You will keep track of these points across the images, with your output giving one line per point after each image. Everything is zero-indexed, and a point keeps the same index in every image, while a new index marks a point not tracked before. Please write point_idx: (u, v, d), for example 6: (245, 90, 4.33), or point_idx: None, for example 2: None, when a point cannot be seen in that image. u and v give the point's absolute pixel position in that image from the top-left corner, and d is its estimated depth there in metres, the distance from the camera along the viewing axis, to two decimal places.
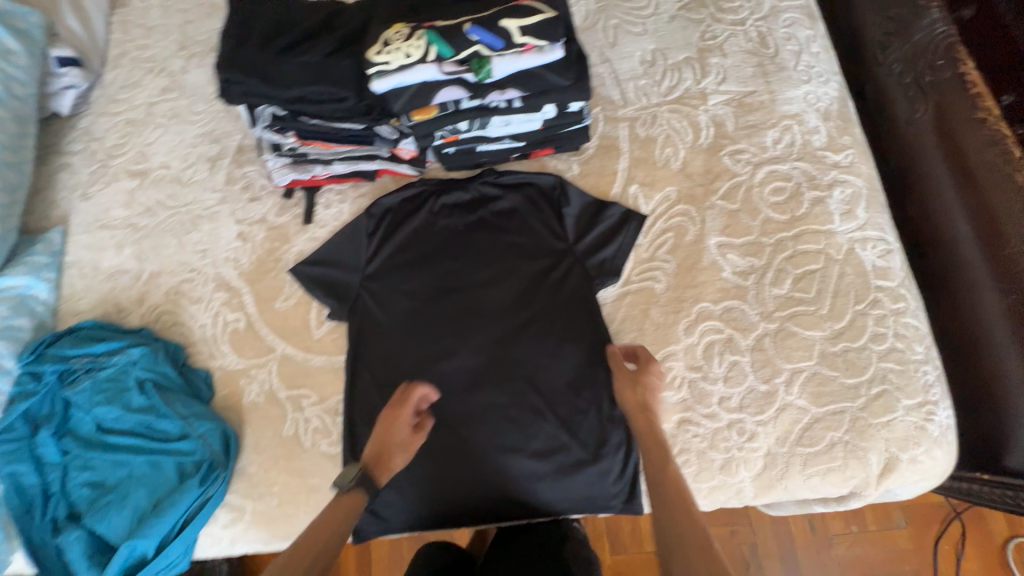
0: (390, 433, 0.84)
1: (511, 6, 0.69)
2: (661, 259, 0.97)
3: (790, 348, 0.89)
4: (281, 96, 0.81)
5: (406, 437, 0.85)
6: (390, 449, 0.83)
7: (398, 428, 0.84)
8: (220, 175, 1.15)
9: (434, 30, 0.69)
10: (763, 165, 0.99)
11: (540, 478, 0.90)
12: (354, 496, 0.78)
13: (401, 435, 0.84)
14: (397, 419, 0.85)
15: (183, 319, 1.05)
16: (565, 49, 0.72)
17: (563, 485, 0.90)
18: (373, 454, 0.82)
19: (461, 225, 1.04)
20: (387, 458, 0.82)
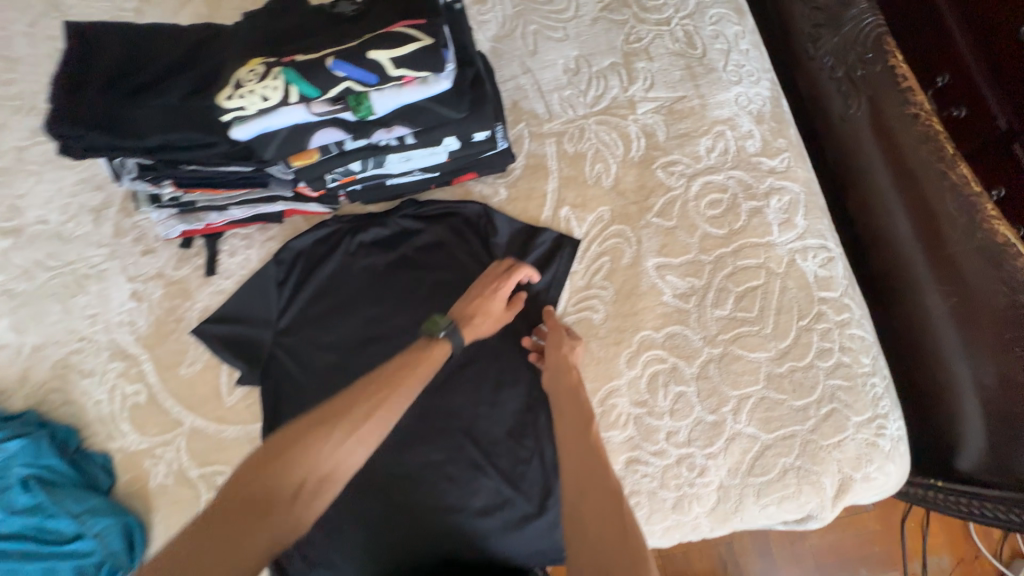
0: (483, 304, 0.83)
1: (381, 32, 0.59)
2: (598, 286, 0.90)
3: (736, 373, 0.84)
4: (138, 147, 0.69)
5: (496, 312, 0.85)
6: (482, 312, 0.83)
7: (499, 297, 0.84)
8: (107, 227, 1.02)
9: (294, 67, 0.59)
10: (697, 176, 0.93)
11: (485, 539, 0.82)
12: (445, 346, 0.78)
13: (494, 308, 0.84)
14: (494, 293, 0.84)
15: (75, 396, 0.93)
16: (455, 77, 0.63)
17: (513, 543, 0.82)
18: (463, 312, 0.82)
19: (382, 264, 0.94)
20: (475, 320, 0.82)
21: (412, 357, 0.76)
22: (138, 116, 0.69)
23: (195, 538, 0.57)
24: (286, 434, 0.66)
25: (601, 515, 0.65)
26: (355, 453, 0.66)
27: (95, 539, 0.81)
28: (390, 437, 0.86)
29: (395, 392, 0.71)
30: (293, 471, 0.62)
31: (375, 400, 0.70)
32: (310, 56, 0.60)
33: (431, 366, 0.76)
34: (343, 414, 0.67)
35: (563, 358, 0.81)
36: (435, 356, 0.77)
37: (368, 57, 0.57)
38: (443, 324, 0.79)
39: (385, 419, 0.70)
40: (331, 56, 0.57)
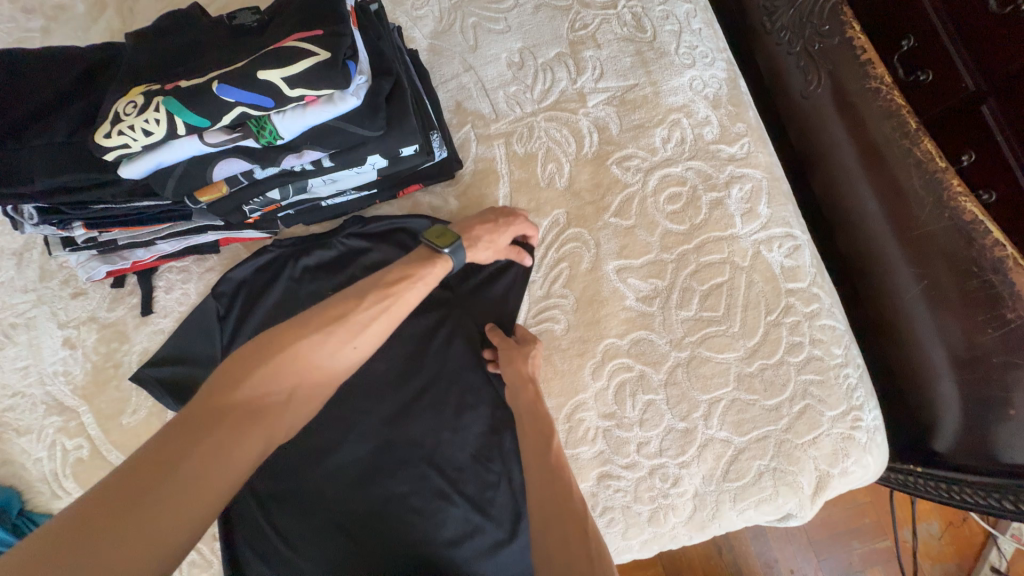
0: (490, 233, 0.79)
1: (272, 49, 0.52)
2: (557, 295, 0.86)
3: (705, 376, 0.80)
4: (29, 192, 0.63)
5: (501, 248, 0.81)
6: (490, 240, 0.79)
7: (502, 234, 0.80)
8: (30, 270, 0.94)
9: (179, 95, 0.52)
10: (654, 170, 0.88)
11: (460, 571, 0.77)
12: (442, 261, 0.73)
13: (499, 242, 0.80)
14: (503, 227, 0.80)
15: (13, 457, 0.87)
16: (368, 92, 0.57)
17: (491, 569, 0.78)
18: (470, 233, 0.77)
19: (329, 288, 0.89)
20: (480, 245, 0.78)
21: (409, 266, 0.70)
22: (24, 159, 0.62)
23: (175, 442, 0.49)
24: (274, 334, 0.59)
25: (566, 547, 0.60)
26: (351, 361, 0.63)
27: None
28: (350, 473, 0.82)
29: (397, 299, 0.66)
30: (286, 375, 0.57)
31: (375, 307, 0.64)
32: (196, 81, 0.53)
33: (430, 280, 0.71)
34: (341, 317, 0.62)
35: (518, 374, 0.78)
36: (437, 271, 0.72)
37: (259, 78, 0.50)
38: (449, 239, 0.74)
39: (383, 327, 0.65)
40: (217, 80, 0.50)
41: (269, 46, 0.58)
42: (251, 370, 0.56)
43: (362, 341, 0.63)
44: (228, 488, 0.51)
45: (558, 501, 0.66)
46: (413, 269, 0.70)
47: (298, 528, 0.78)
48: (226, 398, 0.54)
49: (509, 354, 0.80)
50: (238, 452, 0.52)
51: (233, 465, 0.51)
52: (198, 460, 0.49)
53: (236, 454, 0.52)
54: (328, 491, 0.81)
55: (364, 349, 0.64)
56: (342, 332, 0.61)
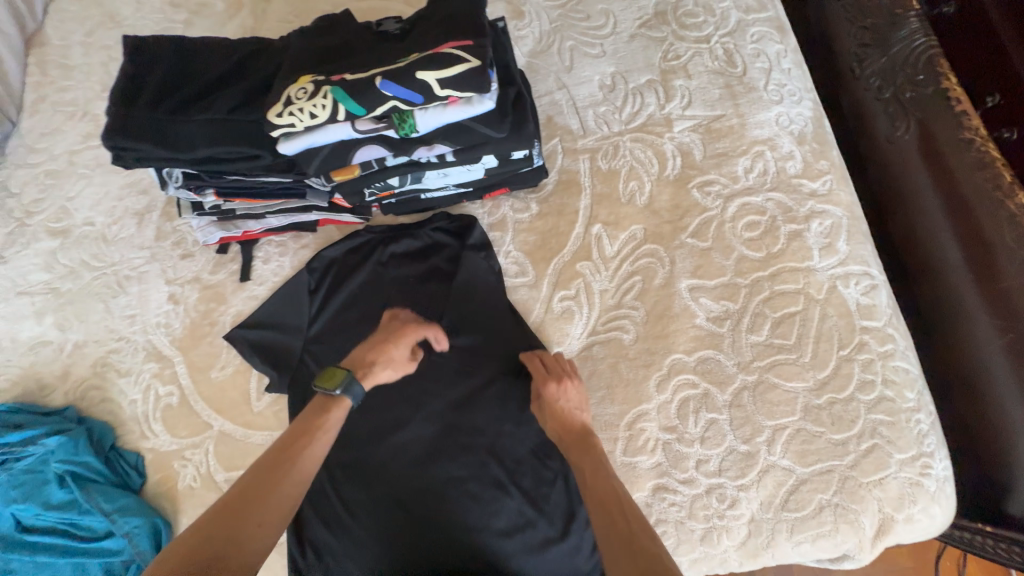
0: (385, 352, 0.83)
1: (427, 54, 0.59)
2: (628, 306, 0.89)
3: (771, 402, 0.81)
4: (185, 158, 0.72)
5: (401, 360, 0.84)
6: (385, 359, 0.82)
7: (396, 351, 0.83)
8: (148, 230, 1.05)
9: (343, 86, 0.59)
10: (734, 197, 0.91)
11: (508, 561, 0.80)
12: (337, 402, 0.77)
13: (396, 355, 0.83)
14: (398, 341, 0.84)
15: (112, 395, 0.95)
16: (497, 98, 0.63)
17: (537, 564, 0.80)
18: (361, 363, 0.81)
19: (412, 275, 0.95)
20: (375, 368, 0.81)
21: (308, 425, 0.74)
22: (187, 129, 0.71)
23: None
24: (177, 545, 0.60)
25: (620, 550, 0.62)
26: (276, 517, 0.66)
27: (125, 539, 0.83)
28: (413, 452, 0.86)
29: (299, 461, 0.70)
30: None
31: (274, 475, 0.68)
32: (358, 75, 0.61)
33: (333, 428, 0.76)
34: (242, 502, 0.65)
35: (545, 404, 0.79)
36: (336, 415, 0.76)
37: (415, 77, 0.57)
38: (339, 378, 0.77)
39: (290, 490, 0.68)
40: (380, 76, 0.58)
41: (416, 50, 0.65)
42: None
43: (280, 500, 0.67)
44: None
45: (612, 500, 0.68)
46: (310, 426, 0.74)
47: (361, 496, 0.84)
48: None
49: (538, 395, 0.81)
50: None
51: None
52: None
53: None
54: (391, 466, 0.85)
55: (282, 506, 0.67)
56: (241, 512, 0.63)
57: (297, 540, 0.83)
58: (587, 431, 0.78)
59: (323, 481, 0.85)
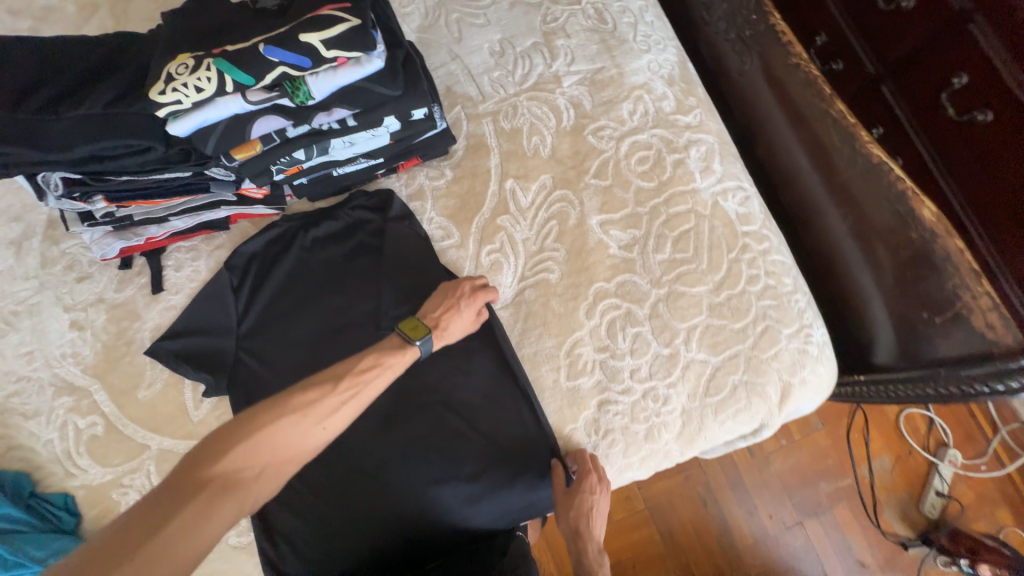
0: (454, 316, 0.85)
1: (309, 20, 0.62)
2: (550, 249, 0.96)
3: (682, 307, 0.93)
4: (64, 159, 0.67)
5: (467, 324, 0.87)
6: (452, 325, 0.85)
7: (463, 314, 0.86)
8: (30, 258, 0.95)
9: (228, 58, 0.60)
10: (625, 138, 1.01)
11: (476, 499, 0.86)
12: (412, 348, 0.81)
13: (464, 319, 0.86)
14: (462, 305, 0.86)
15: (22, 441, 0.87)
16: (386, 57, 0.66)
17: (500, 498, 0.87)
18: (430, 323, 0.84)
19: (339, 255, 0.96)
20: (444, 327, 0.84)
21: (379, 355, 0.79)
22: (60, 129, 0.67)
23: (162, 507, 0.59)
24: (243, 425, 0.67)
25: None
26: (318, 442, 0.72)
27: None
28: (370, 421, 0.89)
29: (358, 388, 0.76)
30: (259, 454, 0.66)
31: (339, 398, 0.74)
32: (241, 45, 0.61)
33: (397, 369, 0.80)
34: (310, 404, 0.71)
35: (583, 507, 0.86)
36: (404, 359, 0.81)
37: (300, 40, 0.59)
38: (420, 333, 0.82)
39: (347, 411, 0.75)
40: (264, 43, 0.59)
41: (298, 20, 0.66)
42: (233, 445, 0.65)
43: (330, 423, 0.73)
44: (208, 541, 0.60)
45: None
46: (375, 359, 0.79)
47: (327, 474, 0.86)
48: (205, 472, 0.63)
49: (577, 500, 0.85)
50: (215, 518, 0.61)
51: (213, 527, 0.61)
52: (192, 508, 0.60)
53: (216, 517, 0.61)
54: (351, 440, 0.88)
55: (331, 430, 0.73)
56: (308, 420, 0.71)
57: (266, 535, 0.83)
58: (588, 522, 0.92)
59: None
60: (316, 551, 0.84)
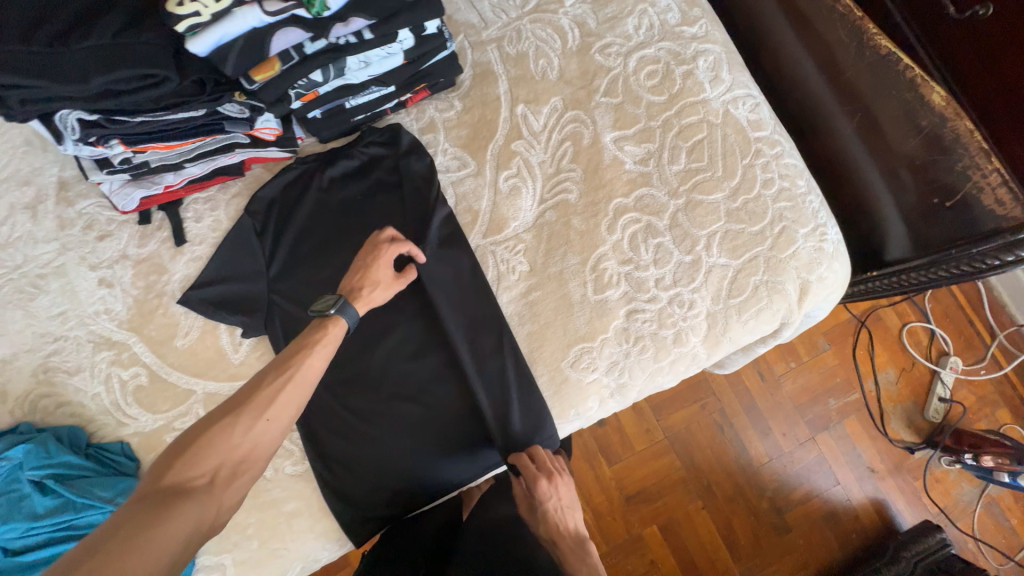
0: (369, 274, 0.84)
1: None
2: (566, 169, 0.98)
3: (701, 215, 0.95)
4: (78, 94, 0.67)
5: (386, 279, 0.85)
6: (369, 282, 0.84)
7: (379, 269, 0.84)
8: (47, 221, 0.95)
9: None
10: (632, 53, 1.00)
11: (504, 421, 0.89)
12: (330, 321, 0.79)
13: (382, 275, 0.85)
14: (376, 262, 0.84)
15: (69, 396, 0.90)
16: None
17: (523, 403, 0.89)
18: (348, 287, 0.82)
19: (357, 193, 0.96)
20: (365, 291, 0.83)
21: (310, 337, 0.77)
22: (69, 61, 0.66)
23: (109, 527, 0.56)
24: (189, 437, 0.66)
25: None
26: (269, 435, 0.69)
27: None
28: (406, 349, 0.91)
29: (298, 372, 0.73)
30: (204, 457, 0.64)
31: (277, 387, 0.71)
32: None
33: (329, 344, 0.77)
34: (249, 400, 0.69)
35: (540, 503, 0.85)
36: (334, 332, 0.78)
37: None
38: (331, 301, 0.79)
39: (292, 397, 0.72)
40: None
41: None
42: (174, 458, 0.63)
43: (274, 414, 0.70)
44: (164, 559, 0.56)
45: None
46: (304, 342, 0.76)
47: (368, 404, 0.89)
48: (152, 486, 0.61)
49: (538, 510, 0.86)
50: (170, 526, 0.58)
51: (167, 536, 0.57)
52: (136, 522, 0.57)
53: (169, 528, 0.58)
54: (390, 369, 0.90)
55: (279, 421, 0.70)
56: (249, 416, 0.68)
57: (321, 460, 0.87)
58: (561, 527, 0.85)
59: (330, 399, 0.89)
60: (365, 477, 0.88)
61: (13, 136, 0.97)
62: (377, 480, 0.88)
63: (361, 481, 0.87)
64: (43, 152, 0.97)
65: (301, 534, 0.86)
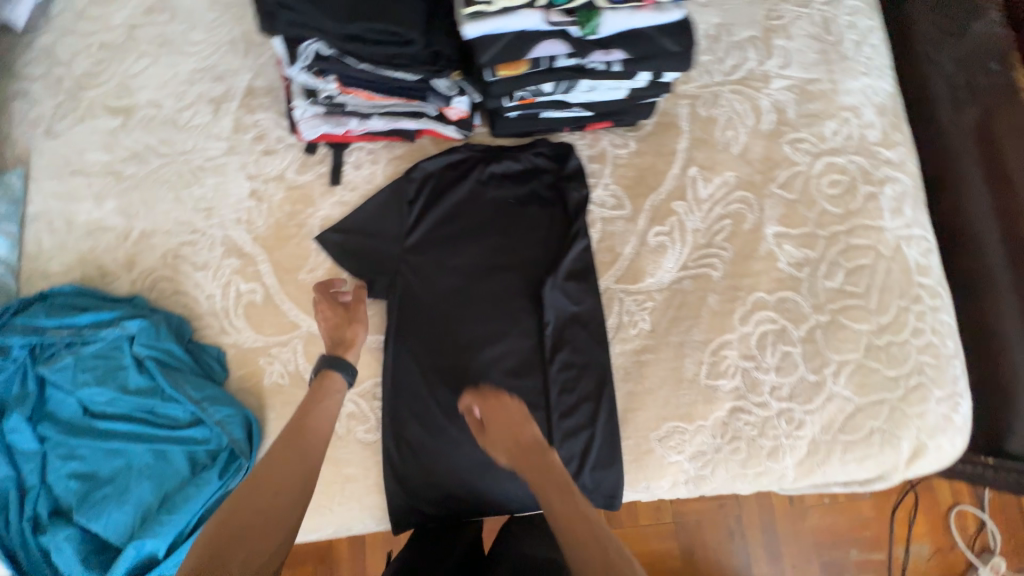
0: (348, 324, 0.87)
1: None
2: (718, 246, 0.95)
3: (839, 340, 0.90)
4: (334, 30, 0.70)
5: (358, 314, 0.87)
6: (343, 327, 0.86)
7: (338, 313, 0.87)
8: (225, 120, 0.99)
9: None
10: (822, 156, 0.98)
11: (578, 468, 0.87)
12: (321, 380, 0.82)
13: (341, 313, 0.87)
14: (334, 311, 0.87)
15: (186, 288, 0.92)
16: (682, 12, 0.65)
17: (601, 458, 0.87)
18: (337, 346, 0.85)
19: (511, 196, 0.96)
20: (347, 335, 0.86)
21: (313, 400, 0.80)
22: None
23: None
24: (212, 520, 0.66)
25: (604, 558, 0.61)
26: (290, 497, 0.70)
27: (218, 427, 0.82)
28: (508, 363, 0.89)
29: (307, 434, 0.76)
30: (227, 532, 0.64)
31: (284, 452, 0.73)
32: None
33: (332, 400, 0.81)
34: (263, 468, 0.71)
35: (500, 427, 0.77)
36: (326, 382, 0.82)
37: None
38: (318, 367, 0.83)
39: (306, 458, 0.74)
40: None
41: None
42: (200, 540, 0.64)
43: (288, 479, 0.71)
44: None
45: (581, 525, 0.65)
46: (307, 409, 0.78)
47: (455, 403, 0.88)
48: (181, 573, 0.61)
49: (490, 430, 0.77)
50: None
51: None
52: None
53: None
54: (487, 377, 0.88)
55: (296, 484, 0.71)
56: (262, 482, 0.69)
57: (394, 439, 0.86)
58: (530, 449, 0.74)
59: (422, 385, 0.88)
60: (424, 473, 0.86)
61: (224, 36, 1.03)
62: (437, 478, 0.86)
63: (423, 472, 0.86)
64: (244, 57, 1.02)
65: (347, 501, 0.85)
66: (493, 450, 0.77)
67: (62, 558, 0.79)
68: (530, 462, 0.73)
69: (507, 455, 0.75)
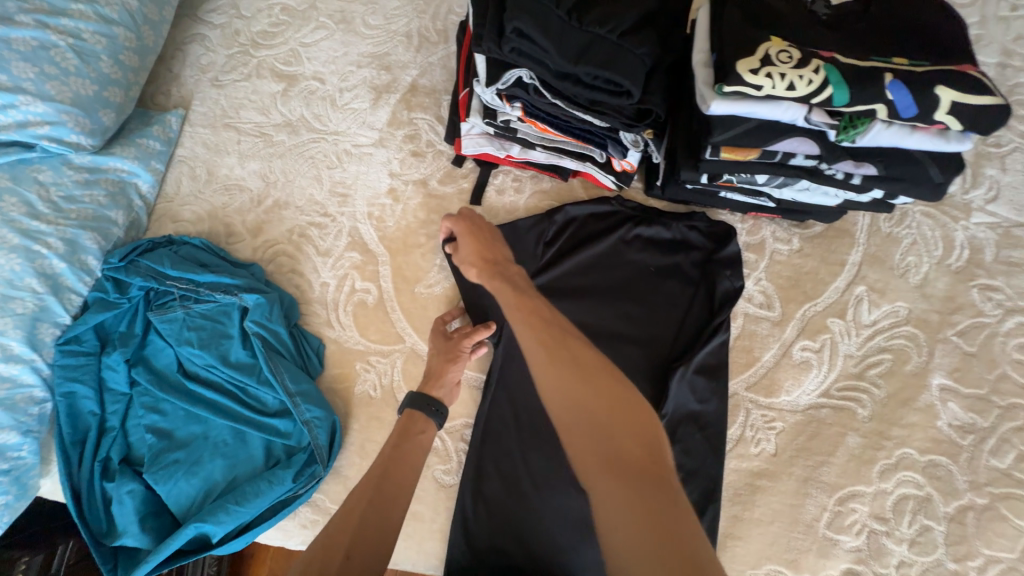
0: (446, 357, 0.80)
1: (941, 75, 0.56)
2: (870, 380, 0.84)
3: (994, 533, 0.76)
4: (553, 63, 0.67)
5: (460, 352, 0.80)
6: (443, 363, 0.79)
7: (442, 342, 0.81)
8: (382, 111, 0.97)
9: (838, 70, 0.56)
10: (1014, 313, 0.85)
11: None
12: (408, 415, 0.74)
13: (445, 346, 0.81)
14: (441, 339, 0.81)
15: (303, 270, 0.90)
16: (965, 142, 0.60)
17: None
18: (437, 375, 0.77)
19: (653, 264, 0.88)
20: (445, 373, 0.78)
21: (398, 442, 0.71)
22: (568, 35, 0.66)
23: None
24: None
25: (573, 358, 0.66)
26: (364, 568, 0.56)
27: (304, 426, 0.78)
28: None
29: (391, 488, 0.64)
30: None
31: (363, 508, 0.61)
32: (853, 61, 0.57)
33: (418, 441, 0.72)
34: (342, 527, 0.59)
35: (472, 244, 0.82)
36: (414, 420, 0.74)
37: (932, 91, 0.55)
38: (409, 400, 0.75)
39: (388, 523, 0.61)
40: (891, 75, 0.55)
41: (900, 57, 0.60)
42: None
43: (366, 543, 0.58)
44: None
45: (552, 331, 0.69)
46: (393, 455, 0.68)
47: (544, 470, 0.80)
48: None
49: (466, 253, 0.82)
50: None
51: None
52: None
53: None
54: None
55: (374, 549, 0.58)
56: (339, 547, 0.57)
57: (472, 492, 0.79)
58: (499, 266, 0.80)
59: (513, 443, 0.81)
60: (491, 541, 0.77)
61: (402, 27, 1.01)
62: (507, 552, 0.76)
63: (495, 537, 0.77)
64: (416, 53, 0.99)
65: (403, 540, 0.80)
66: (468, 267, 0.82)
67: (119, 513, 0.76)
68: (502, 281, 0.78)
69: (478, 273, 0.80)
